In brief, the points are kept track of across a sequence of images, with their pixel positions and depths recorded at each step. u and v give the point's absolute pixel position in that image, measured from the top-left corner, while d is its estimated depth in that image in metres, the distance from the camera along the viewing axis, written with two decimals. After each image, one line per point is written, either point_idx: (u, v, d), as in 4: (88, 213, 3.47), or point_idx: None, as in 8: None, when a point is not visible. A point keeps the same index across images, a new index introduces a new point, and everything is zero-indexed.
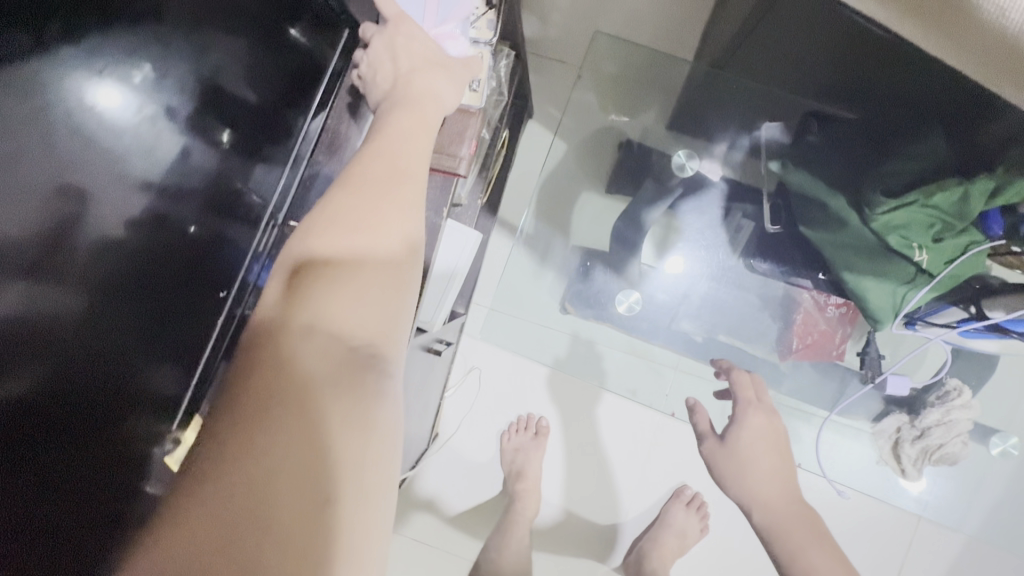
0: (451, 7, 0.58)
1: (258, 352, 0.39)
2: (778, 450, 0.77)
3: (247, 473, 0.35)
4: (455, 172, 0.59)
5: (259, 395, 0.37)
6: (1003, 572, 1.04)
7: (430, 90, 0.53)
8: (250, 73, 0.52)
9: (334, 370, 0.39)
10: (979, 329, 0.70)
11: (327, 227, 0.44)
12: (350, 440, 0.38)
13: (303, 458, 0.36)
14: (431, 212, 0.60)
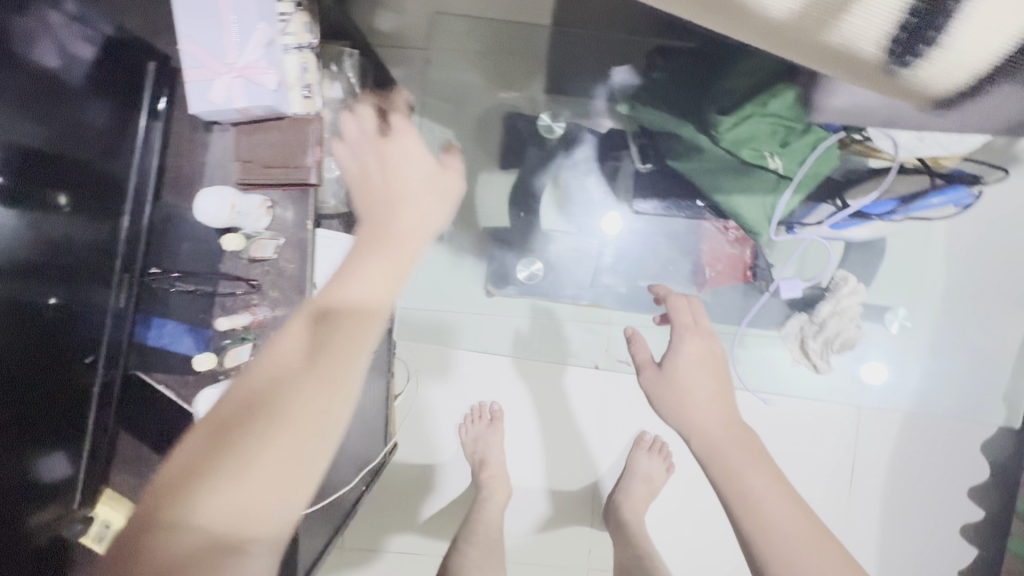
0: (249, 35, 0.53)
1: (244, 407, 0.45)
2: (714, 371, 0.75)
3: (228, 508, 0.41)
4: (307, 183, 0.58)
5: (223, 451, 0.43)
6: (949, 436, 1.10)
7: (421, 220, 0.56)
8: (59, 126, 0.50)
9: (305, 433, 0.44)
10: (846, 219, 0.76)
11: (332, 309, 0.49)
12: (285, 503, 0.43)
13: (254, 516, 0.42)
14: (295, 227, 0.60)
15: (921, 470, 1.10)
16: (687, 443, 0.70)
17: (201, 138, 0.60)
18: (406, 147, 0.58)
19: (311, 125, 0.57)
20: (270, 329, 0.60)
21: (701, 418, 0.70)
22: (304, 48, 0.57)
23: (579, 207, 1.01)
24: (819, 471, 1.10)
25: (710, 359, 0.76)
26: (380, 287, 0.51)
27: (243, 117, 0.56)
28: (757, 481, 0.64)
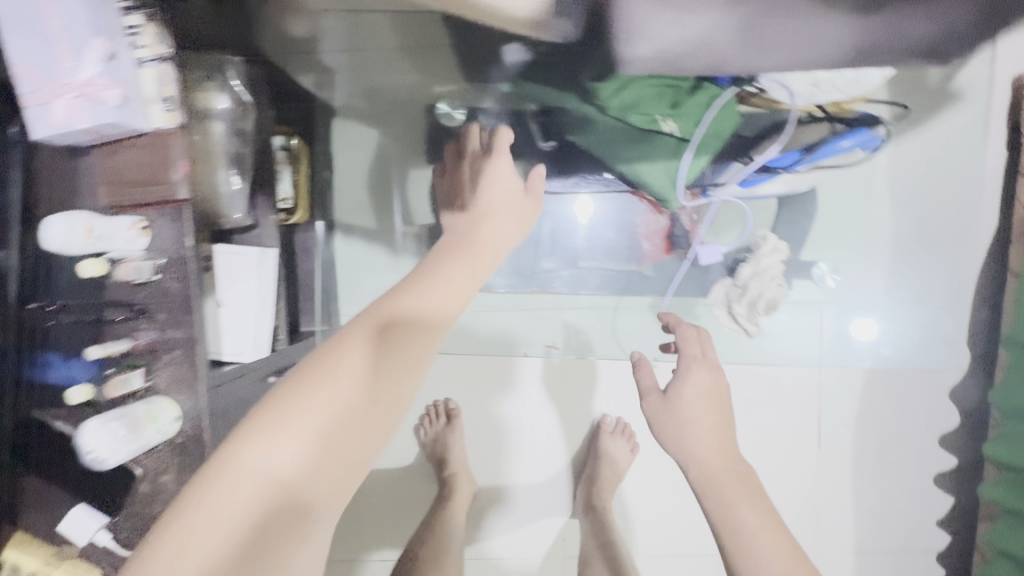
0: (83, 49, 0.51)
1: (390, 360, 0.60)
2: (721, 433, 0.89)
3: (275, 451, 0.50)
4: (176, 199, 0.56)
5: (370, 405, 0.56)
6: (925, 389, 1.06)
7: (495, 232, 0.83)
8: None
9: (381, 404, 0.58)
10: (752, 176, 0.92)
11: (418, 303, 0.67)
12: (336, 476, 0.54)
13: (296, 473, 0.50)
14: (174, 246, 0.58)
15: (891, 425, 1.07)
16: (686, 473, 0.86)
17: (63, 165, 0.56)
18: (494, 201, 0.85)
19: (174, 137, 0.56)
20: (161, 352, 0.59)
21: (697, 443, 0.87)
22: (160, 59, 0.56)
23: None
24: (786, 436, 1.08)
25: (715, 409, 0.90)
26: (450, 300, 0.72)
27: (95, 137, 0.54)
28: (721, 452, 0.88)
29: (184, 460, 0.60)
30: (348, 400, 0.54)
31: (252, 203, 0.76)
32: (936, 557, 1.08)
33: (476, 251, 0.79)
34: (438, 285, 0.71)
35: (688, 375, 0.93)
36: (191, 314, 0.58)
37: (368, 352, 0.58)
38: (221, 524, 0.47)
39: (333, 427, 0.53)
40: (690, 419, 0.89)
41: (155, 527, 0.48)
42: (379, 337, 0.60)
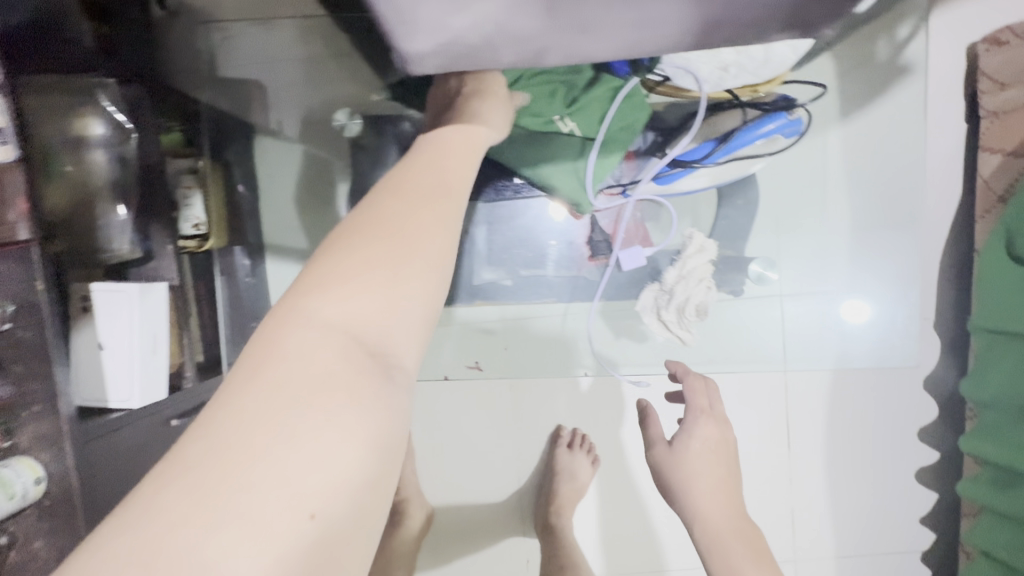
0: None
1: (364, 239, 0.40)
2: (719, 495, 0.68)
3: (376, 294, 0.38)
4: (19, 240, 0.51)
5: (347, 315, 0.37)
6: (901, 383, 0.98)
7: (471, 139, 0.52)
8: None
9: (435, 272, 0.41)
10: (669, 170, 0.84)
11: (426, 181, 0.45)
12: (416, 338, 0.39)
13: (398, 325, 0.38)
14: (23, 291, 0.53)
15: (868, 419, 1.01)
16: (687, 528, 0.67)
17: None
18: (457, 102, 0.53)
19: (12, 175, 0.51)
20: (20, 407, 0.54)
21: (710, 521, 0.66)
22: None
23: None
24: (756, 438, 1.02)
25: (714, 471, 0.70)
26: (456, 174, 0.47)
27: None
28: (737, 544, 0.65)
29: (52, 526, 0.55)
30: (414, 257, 0.40)
31: (145, 231, 0.72)
32: (920, 556, 1.03)
33: (459, 150, 0.50)
34: (430, 171, 0.46)
35: (695, 439, 0.69)
36: (50, 364, 0.53)
37: (391, 231, 0.40)
38: (336, 371, 0.34)
39: (307, 344, 0.35)
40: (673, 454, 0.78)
41: (166, 468, 0.31)
42: (398, 203, 0.42)
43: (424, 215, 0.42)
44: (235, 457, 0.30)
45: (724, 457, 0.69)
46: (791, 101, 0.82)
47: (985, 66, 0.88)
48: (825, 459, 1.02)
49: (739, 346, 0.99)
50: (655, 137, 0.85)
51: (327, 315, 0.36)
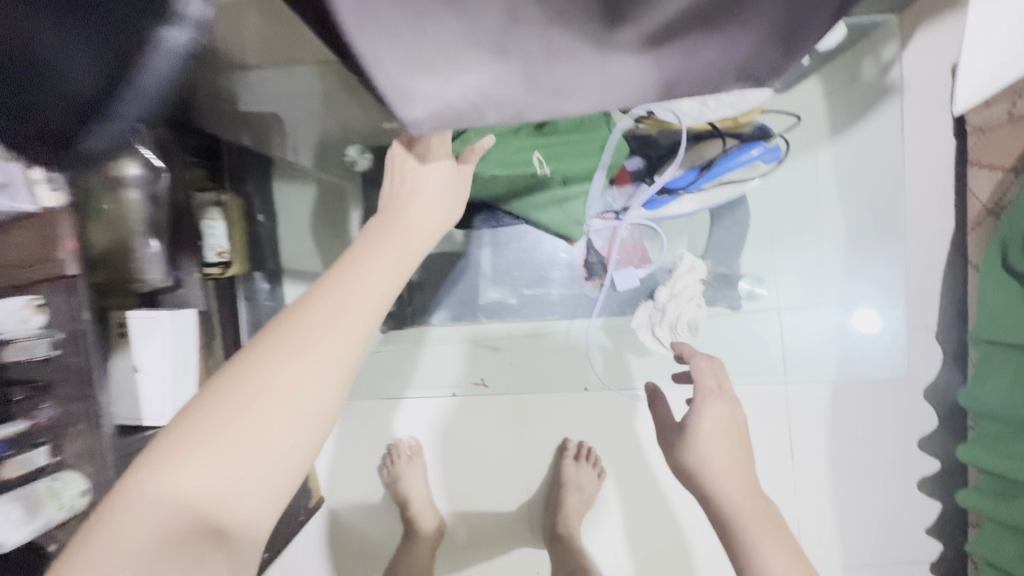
0: None
1: (232, 398, 0.38)
2: (750, 514, 0.54)
3: (212, 469, 0.37)
4: (65, 275, 0.57)
5: (187, 471, 0.37)
6: (902, 391, 1.00)
7: (423, 219, 0.49)
8: None
9: (304, 433, 0.39)
10: (658, 196, 0.89)
11: (316, 322, 0.40)
12: (270, 505, 0.39)
13: (264, 479, 0.38)
14: (70, 321, 0.58)
15: (870, 429, 1.02)
16: None
17: None
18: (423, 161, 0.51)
19: (57, 216, 0.56)
20: (66, 427, 0.59)
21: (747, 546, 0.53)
22: None
23: None
24: (759, 449, 1.04)
25: (745, 488, 0.56)
26: (363, 305, 0.42)
27: None
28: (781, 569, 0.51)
29: None
30: (297, 413, 0.39)
31: (174, 261, 0.78)
32: (929, 565, 1.03)
33: (383, 266, 0.44)
34: (343, 294, 0.42)
35: (700, 420, 0.60)
36: (93, 387, 0.59)
37: (247, 400, 0.38)
38: (148, 547, 0.36)
39: (156, 500, 0.36)
40: (725, 485, 0.56)
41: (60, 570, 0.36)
42: (290, 338, 0.39)
43: (311, 367, 0.39)
44: None
45: (734, 434, 0.60)
46: (767, 131, 0.87)
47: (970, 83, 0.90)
48: (828, 469, 1.03)
49: (739, 359, 1.02)
50: (645, 163, 0.90)
51: (145, 491, 0.36)
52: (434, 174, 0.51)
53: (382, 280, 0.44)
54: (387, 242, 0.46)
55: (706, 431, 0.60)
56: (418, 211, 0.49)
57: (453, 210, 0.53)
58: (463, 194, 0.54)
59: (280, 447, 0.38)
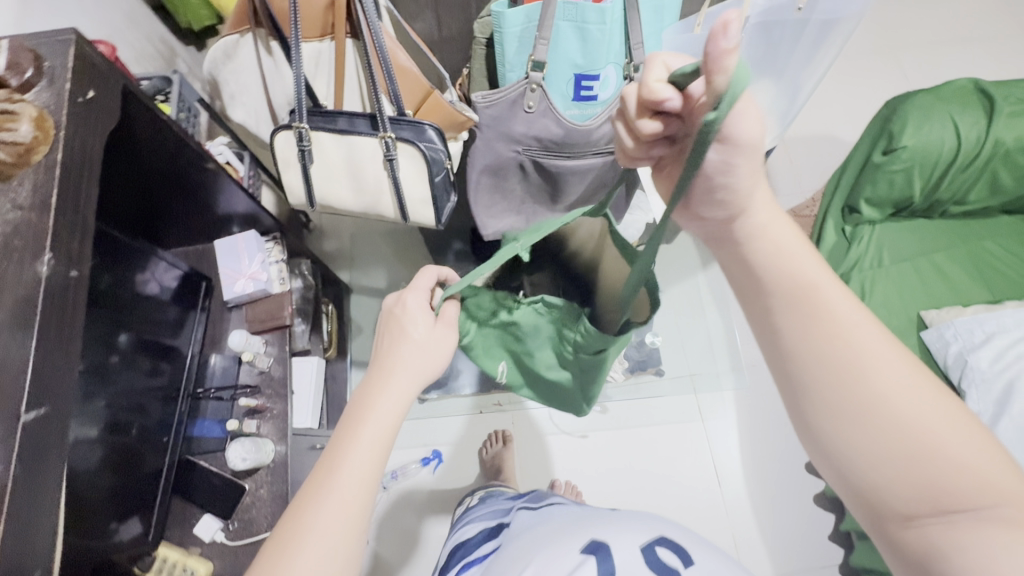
0: (252, 258, 1.07)
1: (290, 515, 0.55)
2: (813, 318, 0.46)
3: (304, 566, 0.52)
4: (284, 325, 1.07)
5: (278, 560, 0.52)
6: (783, 427, 1.44)
7: (411, 361, 0.63)
8: (157, 327, 0.96)
9: (342, 544, 0.54)
10: None
11: (330, 469, 0.56)
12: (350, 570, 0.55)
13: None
14: (281, 351, 1.07)
15: (772, 458, 1.42)
16: (807, 327, 0.46)
17: (222, 318, 1.10)
18: (410, 301, 0.66)
19: (285, 296, 1.08)
20: (266, 412, 1.03)
21: (807, 366, 0.46)
22: (280, 260, 1.11)
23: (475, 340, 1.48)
24: (695, 480, 1.41)
25: (807, 292, 0.47)
26: (375, 455, 0.58)
27: (249, 297, 1.07)
28: (881, 365, 0.44)
29: (272, 479, 0.99)
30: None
31: (308, 338, 1.23)
32: (839, 568, 1.33)
33: (369, 450, 0.58)
34: (351, 461, 0.57)
35: (734, 169, 0.44)
36: (286, 389, 1.04)
37: (299, 520, 0.54)
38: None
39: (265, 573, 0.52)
40: (783, 285, 0.48)
41: (259, 554, 0.55)
42: (302, 528, 0.53)
43: (318, 557, 0.52)
44: None
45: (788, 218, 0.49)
46: None
47: None
48: (748, 493, 1.40)
49: (668, 411, 1.48)
50: None
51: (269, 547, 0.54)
52: (417, 335, 0.64)
53: (366, 462, 0.57)
54: (366, 432, 0.59)
55: (758, 233, 0.48)
56: (402, 367, 0.63)
57: (441, 358, 0.66)
58: (448, 342, 0.67)
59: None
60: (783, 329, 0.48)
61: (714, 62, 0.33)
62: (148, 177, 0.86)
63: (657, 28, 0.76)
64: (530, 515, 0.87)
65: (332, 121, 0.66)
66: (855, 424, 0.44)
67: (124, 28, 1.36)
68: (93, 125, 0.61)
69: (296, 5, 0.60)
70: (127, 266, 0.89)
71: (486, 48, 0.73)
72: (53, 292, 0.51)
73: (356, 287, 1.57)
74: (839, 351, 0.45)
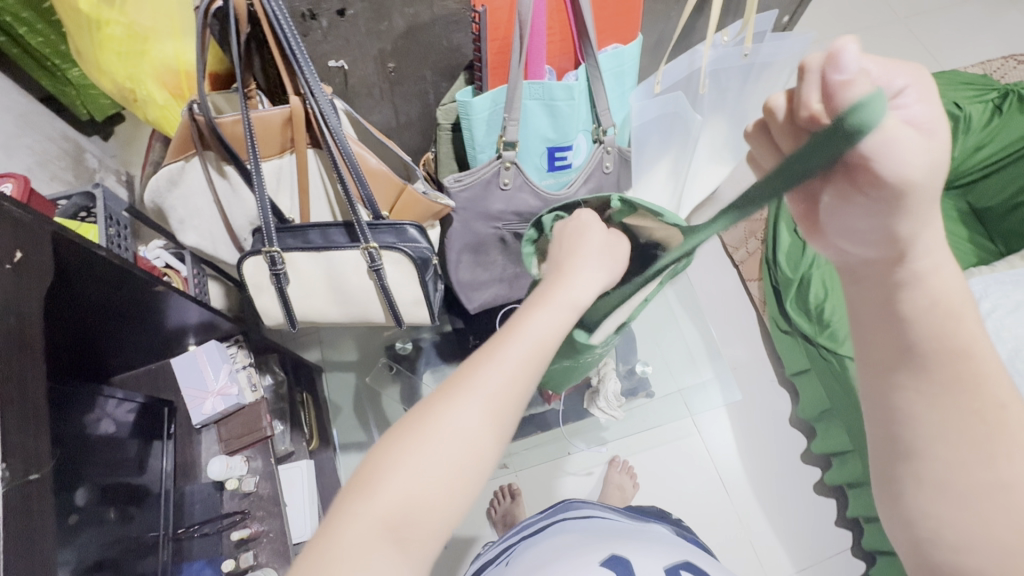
0: (219, 370, 0.98)
1: (465, 363, 0.51)
2: (967, 395, 0.44)
3: (460, 419, 0.47)
4: (264, 436, 0.99)
5: (446, 397, 0.48)
6: (775, 423, 1.46)
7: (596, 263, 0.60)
8: (123, 470, 0.83)
9: (497, 415, 0.48)
10: None
11: (519, 328, 0.53)
12: (487, 450, 0.48)
13: (434, 510, 0.45)
14: (267, 465, 0.99)
15: (773, 456, 1.43)
16: (957, 399, 0.45)
17: (191, 441, 0.99)
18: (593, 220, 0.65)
19: (260, 405, 1.00)
20: (262, 537, 0.95)
21: (940, 443, 0.45)
22: (250, 364, 1.04)
23: None
24: (704, 495, 1.39)
25: (964, 360, 0.44)
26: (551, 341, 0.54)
27: (221, 414, 0.99)
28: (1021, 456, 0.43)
29: None
30: (447, 468, 0.46)
31: (290, 438, 1.14)
32: (853, 552, 1.34)
33: (545, 333, 0.53)
34: (535, 332, 0.53)
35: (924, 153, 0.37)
36: (279, 505, 0.97)
37: (478, 368, 0.50)
38: (464, 447, 0.47)
39: (430, 408, 0.48)
40: (948, 355, 0.45)
41: (427, 395, 0.50)
42: (456, 401, 0.48)
43: (475, 404, 0.48)
44: (429, 428, 0.47)
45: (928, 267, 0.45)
46: None
47: (728, 241, 1.62)
48: (756, 497, 1.39)
49: (666, 429, 1.46)
50: None
51: (439, 387, 0.50)
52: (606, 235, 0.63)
53: (540, 348, 0.52)
54: (539, 321, 0.54)
55: (935, 296, 0.43)
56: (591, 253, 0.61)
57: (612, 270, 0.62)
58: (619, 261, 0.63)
59: (425, 507, 0.44)
60: (932, 397, 0.45)
61: (833, 91, 0.36)
62: (89, 310, 0.76)
63: (621, 92, 0.83)
64: (543, 530, 0.87)
65: (306, 235, 0.66)
66: (979, 511, 0.44)
67: (22, 132, 1.22)
68: (20, 293, 0.55)
69: (250, 128, 0.62)
70: (80, 411, 0.76)
71: (451, 133, 0.82)
72: (15, 506, 0.49)
73: (327, 366, 1.46)
74: (984, 435, 0.44)
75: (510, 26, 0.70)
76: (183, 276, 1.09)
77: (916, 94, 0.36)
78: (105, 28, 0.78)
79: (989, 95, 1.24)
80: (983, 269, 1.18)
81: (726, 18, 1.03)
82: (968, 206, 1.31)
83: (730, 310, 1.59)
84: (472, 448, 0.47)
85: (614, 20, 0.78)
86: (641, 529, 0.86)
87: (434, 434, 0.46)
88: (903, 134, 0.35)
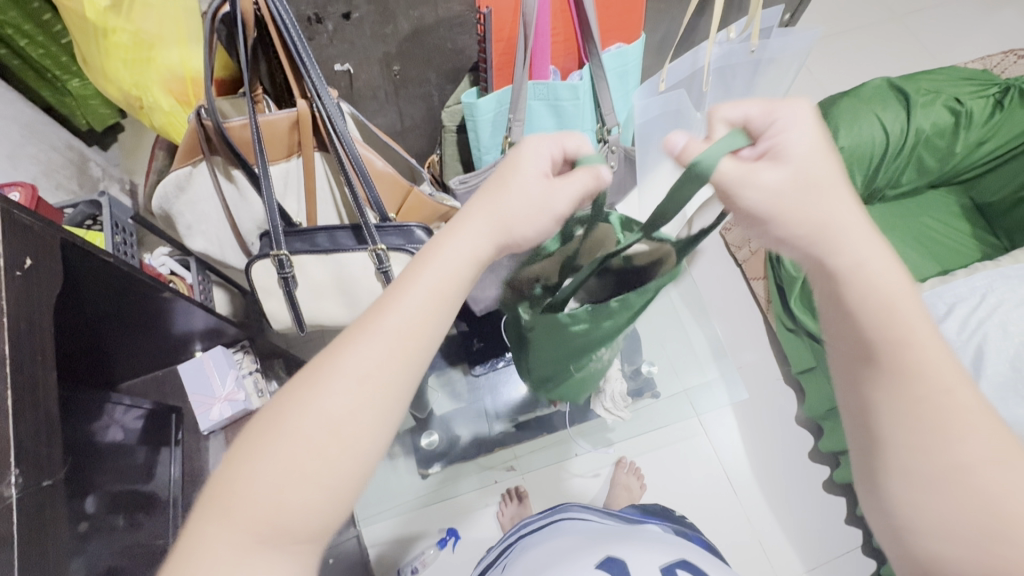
0: (225, 376, 0.99)
1: (334, 341, 0.45)
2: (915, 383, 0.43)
3: (324, 406, 0.41)
4: None
5: (309, 384, 0.43)
6: (781, 421, 1.46)
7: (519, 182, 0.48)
8: (131, 477, 0.83)
9: (366, 397, 0.42)
10: None
11: (395, 297, 0.45)
12: (357, 440, 0.42)
13: (298, 511, 0.40)
14: None
15: (780, 455, 1.42)
16: (906, 388, 0.43)
17: (197, 448, 0.99)
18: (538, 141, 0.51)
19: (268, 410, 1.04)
20: None
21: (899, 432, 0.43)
22: (256, 370, 1.05)
23: (462, 401, 1.41)
24: (713, 495, 1.39)
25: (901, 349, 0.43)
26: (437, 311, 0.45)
27: (229, 420, 0.99)
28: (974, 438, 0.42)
29: None
30: (308, 463, 0.41)
31: None
32: (862, 550, 1.33)
33: (424, 299, 0.45)
34: (411, 298, 0.45)
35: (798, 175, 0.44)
36: None
37: (344, 345, 0.44)
38: (330, 439, 0.41)
39: (291, 396, 0.42)
40: (888, 342, 0.43)
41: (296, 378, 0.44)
42: (319, 385, 0.42)
43: (339, 389, 0.42)
44: (290, 418, 0.41)
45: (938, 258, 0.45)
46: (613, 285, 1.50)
47: (730, 240, 1.62)
48: (764, 497, 1.38)
49: (673, 429, 1.46)
50: None
51: (303, 371, 0.44)
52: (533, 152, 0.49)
53: (418, 318, 0.44)
54: (422, 286, 0.45)
55: None
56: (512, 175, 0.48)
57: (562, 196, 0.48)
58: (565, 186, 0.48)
59: (285, 510, 0.40)
60: (881, 393, 0.43)
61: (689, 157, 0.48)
62: (96, 315, 0.75)
63: (624, 91, 0.84)
64: (544, 532, 0.85)
65: (314, 238, 0.67)
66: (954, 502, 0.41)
67: (25, 142, 1.22)
68: (32, 298, 0.55)
69: (259, 132, 0.62)
70: (86, 419, 0.76)
71: (456, 134, 0.82)
72: (28, 513, 0.48)
73: None
74: (932, 417, 0.42)
75: (515, 26, 0.70)
76: (189, 283, 1.09)
77: (793, 124, 0.44)
78: (111, 37, 0.79)
79: (990, 90, 1.21)
80: (986, 263, 1.17)
81: (728, 17, 1.04)
82: (972, 202, 1.33)
83: (734, 309, 1.59)
84: (337, 438, 0.41)
85: (618, 19, 0.78)
86: (638, 529, 0.85)
87: (292, 425, 0.41)
88: (754, 170, 0.44)
